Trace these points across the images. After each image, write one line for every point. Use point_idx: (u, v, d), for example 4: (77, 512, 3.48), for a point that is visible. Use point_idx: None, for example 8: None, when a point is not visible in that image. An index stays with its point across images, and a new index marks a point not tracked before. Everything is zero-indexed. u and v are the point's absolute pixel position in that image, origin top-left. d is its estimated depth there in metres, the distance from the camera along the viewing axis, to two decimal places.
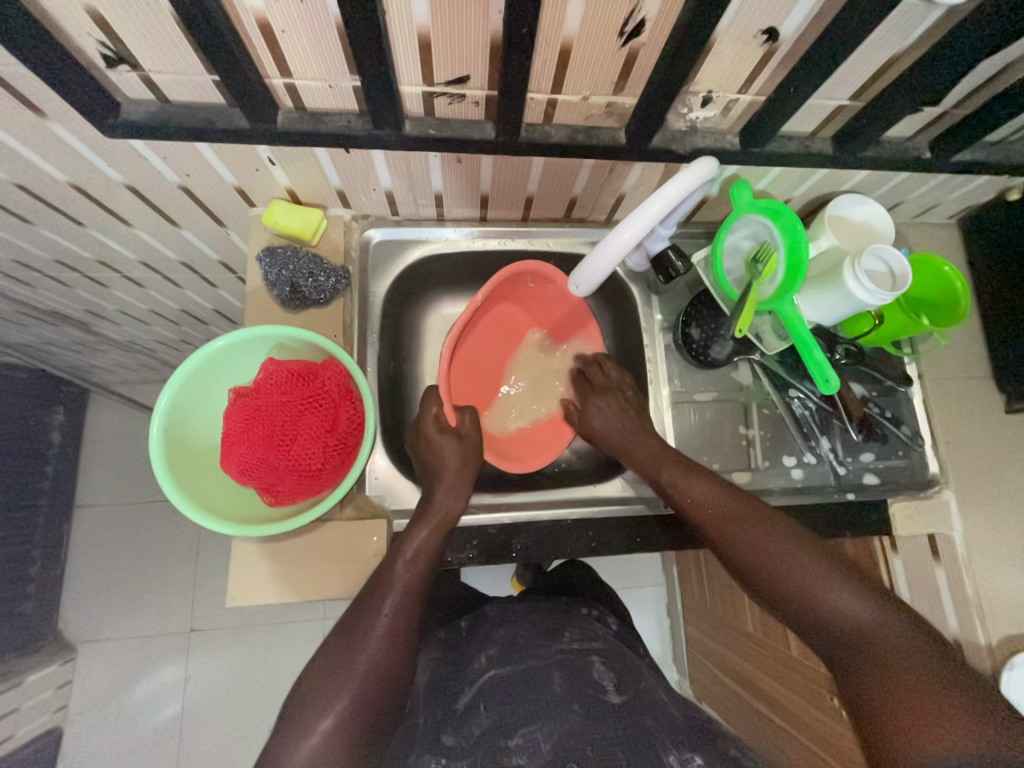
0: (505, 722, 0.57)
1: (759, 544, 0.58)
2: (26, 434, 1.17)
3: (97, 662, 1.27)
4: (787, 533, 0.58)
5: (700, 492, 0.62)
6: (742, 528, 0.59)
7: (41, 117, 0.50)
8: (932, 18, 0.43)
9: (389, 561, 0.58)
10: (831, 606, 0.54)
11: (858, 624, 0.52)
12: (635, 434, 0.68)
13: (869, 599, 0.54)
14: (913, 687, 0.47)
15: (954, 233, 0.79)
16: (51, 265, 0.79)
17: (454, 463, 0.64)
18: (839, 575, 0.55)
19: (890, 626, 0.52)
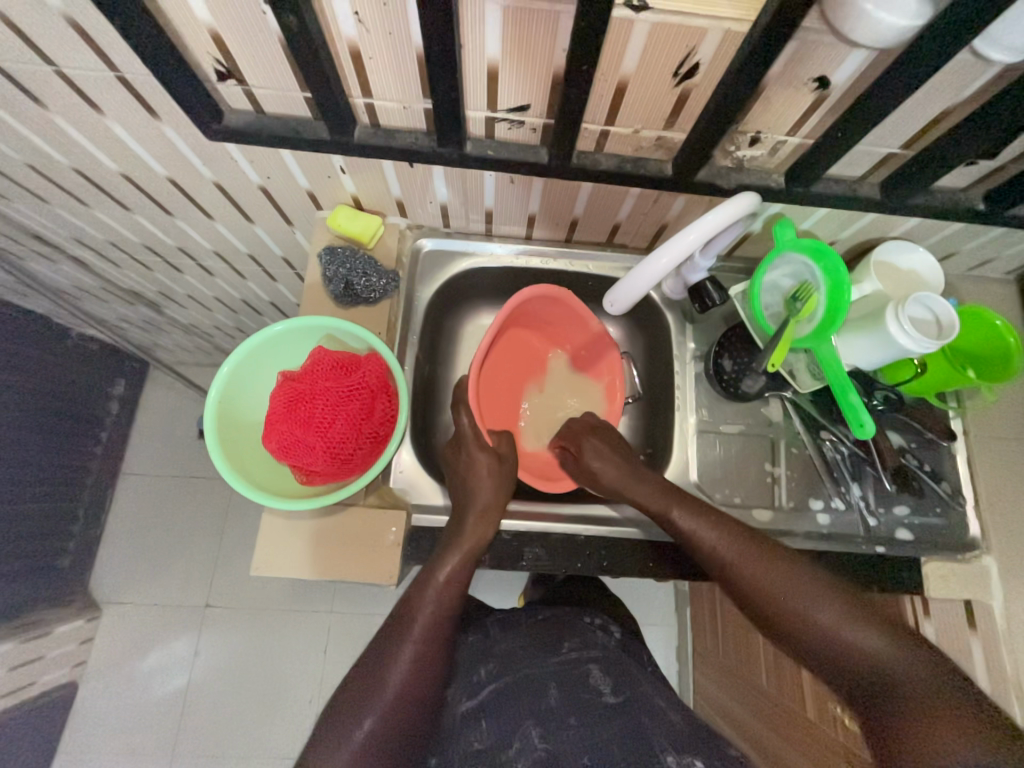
0: (506, 734, 0.58)
1: (779, 590, 0.54)
2: (90, 400, 1.28)
3: (119, 623, 1.34)
4: (793, 576, 0.54)
5: (712, 532, 0.59)
6: (755, 575, 0.56)
7: (155, 119, 0.57)
8: (986, 76, 0.44)
9: (421, 586, 0.59)
10: (852, 647, 0.50)
11: (881, 669, 0.49)
12: (634, 475, 0.66)
13: (901, 648, 0.49)
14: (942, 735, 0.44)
15: (1011, 290, 0.76)
16: (138, 247, 0.88)
17: (471, 535, 0.62)
18: (863, 618, 0.51)
19: (919, 667, 0.48)
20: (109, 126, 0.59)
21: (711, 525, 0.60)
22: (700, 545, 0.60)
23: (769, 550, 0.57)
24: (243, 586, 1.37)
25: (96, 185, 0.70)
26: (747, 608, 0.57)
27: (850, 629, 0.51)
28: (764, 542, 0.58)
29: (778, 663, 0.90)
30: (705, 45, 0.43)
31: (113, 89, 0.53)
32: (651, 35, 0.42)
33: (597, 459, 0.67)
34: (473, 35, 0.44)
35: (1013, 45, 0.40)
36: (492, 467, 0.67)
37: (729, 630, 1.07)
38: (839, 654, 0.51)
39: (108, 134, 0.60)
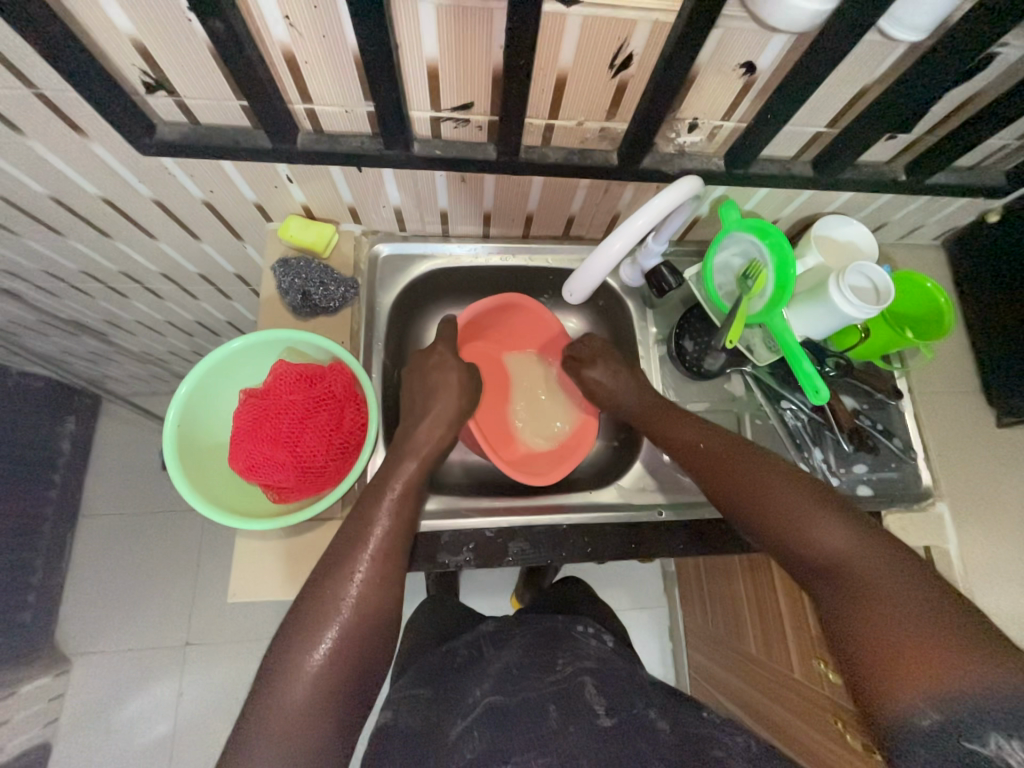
0: (498, 751, 0.56)
1: (739, 480, 0.59)
2: (38, 441, 1.20)
3: (91, 675, 1.26)
4: (777, 482, 0.57)
5: (697, 441, 0.65)
6: (735, 481, 0.59)
7: (83, 138, 0.55)
8: (895, 55, 0.47)
9: (371, 502, 0.59)
10: (815, 543, 0.52)
11: (854, 571, 0.49)
12: (637, 395, 0.72)
13: (865, 541, 0.51)
14: (912, 632, 0.44)
15: (939, 254, 0.82)
16: (77, 275, 0.83)
17: (427, 441, 0.64)
18: (826, 511, 0.53)
19: (897, 573, 0.48)
20: (32, 148, 0.56)
21: (695, 434, 0.65)
22: (682, 448, 0.66)
23: (749, 458, 0.60)
24: (223, 619, 1.31)
25: (23, 211, 0.66)
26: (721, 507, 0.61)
27: (832, 536, 0.51)
28: (743, 452, 0.61)
29: (765, 631, 0.94)
30: (636, 36, 0.45)
31: (33, 109, 0.50)
32: (583, 28, 0.43)
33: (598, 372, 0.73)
34: (409, 34, 0.44)
35: (913, 25, 0.43)
36: (443, 382, 0.69)
37: (716, 604, 1.11)
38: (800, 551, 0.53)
39: (32, 157, 0.57)
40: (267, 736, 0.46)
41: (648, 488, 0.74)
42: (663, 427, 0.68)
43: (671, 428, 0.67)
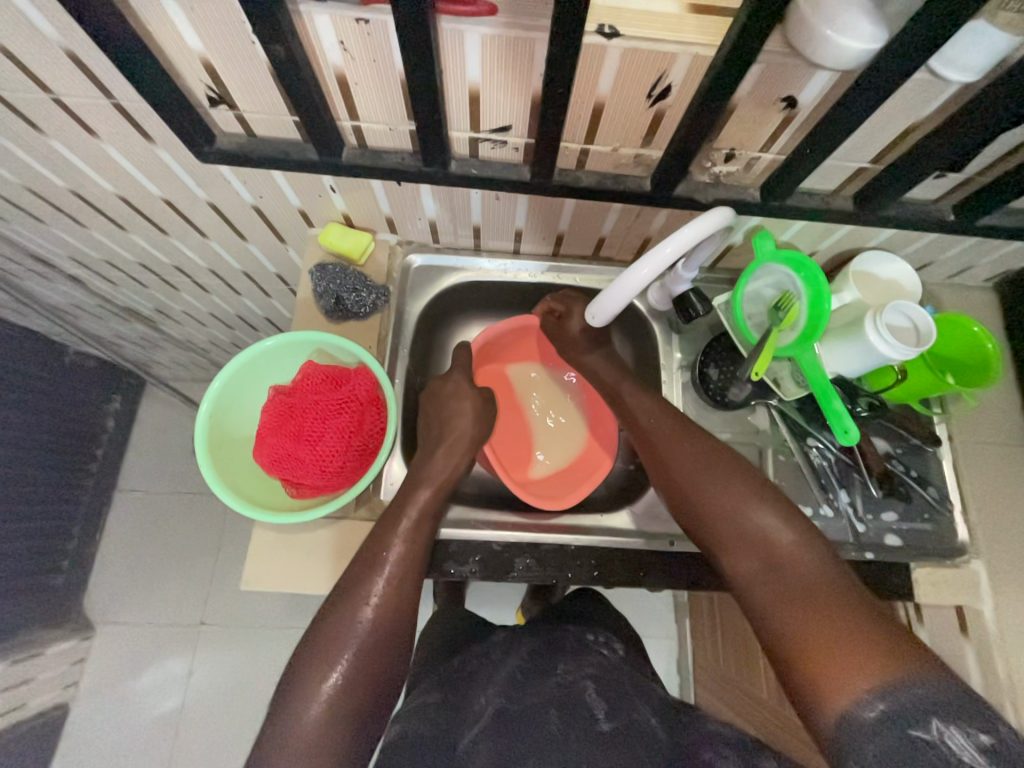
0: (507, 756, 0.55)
1: (690, 459, 0.63)
2: (84, 417, 1.28)
3: (111, 643, 1.32)
4: (723, 465, 0.63)
5: (654, 417, 0.67)
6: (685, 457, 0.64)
7: (150, 143, 0.59)
8: (945, 95, 0.46)
9: (386, 531, 0.59)
10: (756, 527, 0.57)
11: (781, 546, 0.56)
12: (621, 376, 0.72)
13: (801, 539, 0.56)
14: (826, 597, 0.51)
15: (990, 297, 0.78)
16: (133, 266, 0.89)
17: (442, 469, 0.65)
18: (768, 505, 0.59)
19: (808, 553, 0.55)
20: (104, 150, 0.61)
21: (653, 409, 0.68)
22: (642, 425, 0.68)
23: (695, 438, 0.65)
24: (237, 603, 1.36)
25: (93, 206, 0.72)
26: (665, 486, 0.64)
27: (762, 514, 0.58)
28: (691, 432, 0.66)
29: (779, 674, 0.90)
30: (676, 68, 0.45)
31: (109, 115, 0.55)
32: (623, 59, 0.44)
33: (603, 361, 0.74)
34: (454, 60, 0.46)
35: (966, 65, 0.42)
36: (460, 413, 0.70)
37: (728, 641, 1.07)
38: (743, 535, 0.57)
39: (104, 158, 0.62)
40: (286, 754, 0.48)
41: (662, 516, 0.73)
42: (624, 403, 0.70)
43: (632, 397, 0.70)
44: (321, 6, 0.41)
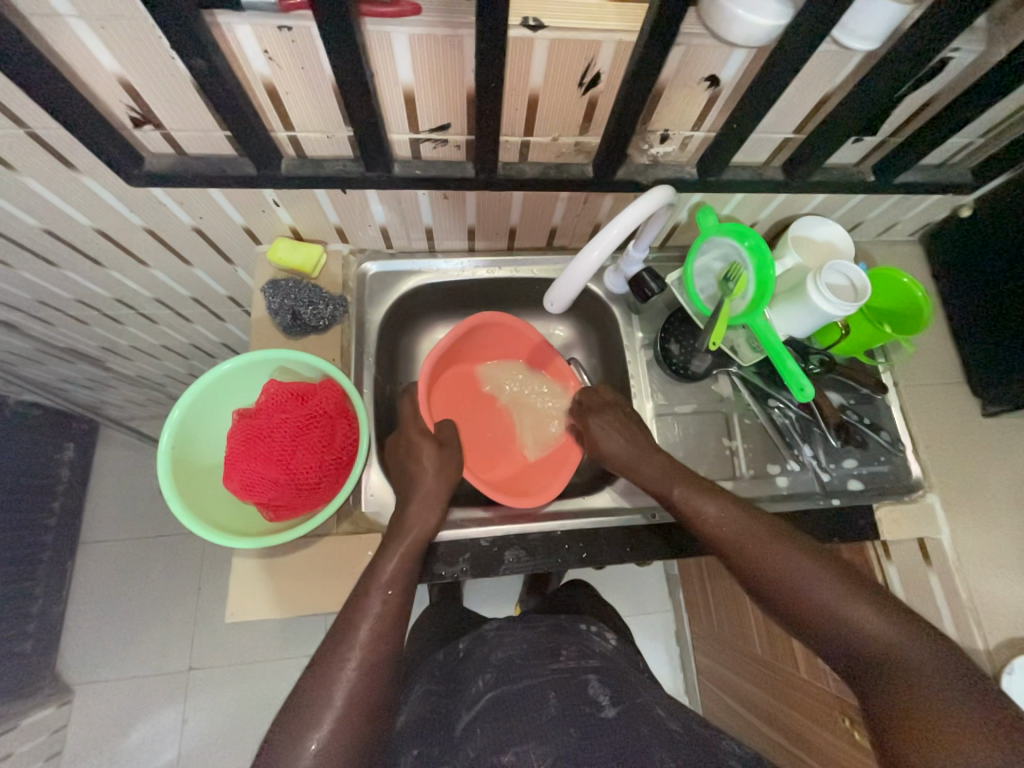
0: (498, 739, 0.58)
1: (762, 552, 0.57)
2: (35, 470, 1.21)
3: (94, 704, 1.25)
4: (801, 547, 0.57)
5: (714, 507, 0.62)
6: (756, 550, 0.58)
7: (73, 171, 0.56)
8: (851, 63, 0.49)
9: (364, 589, 0.58)
10: (850, 621, 0.52)
11: (873, 639, 0.50)
12: (643, 453, 0.69)
13: (906, 632, 0.50)
14: (931, 705, 0.46)
15: (916, 249, 0.84)
16: (71, 303, 0.85)
17: (415, 522, 0.62)
18: (857, 591, 0.53)
19: (905, 638, 0.50)
20: (23, 183, 0.57)
21: (704, 499, 0.63)
22: (700, 519, 0.62)
23: (762, 524, 0.59)
24: (226, 641, 1.31)
25: (17, 244, 0.68)
26: (741, 578, 0.59)
27: (852, 606, 0.52)
28: (754, 517, 0.60)
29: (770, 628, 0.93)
30: (602, 55, 0.46)
31: (23, 145, 0.52)
32: (551, 50, 0.45)
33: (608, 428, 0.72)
34: (384, 63, 0.46)
35: (865, 33, 0.45)
36: (428, 460, 0.67)
37: (720, 603, 1.10)
38: (836, 632, 0.52)
39: (25, 191, 0.59)
40: None
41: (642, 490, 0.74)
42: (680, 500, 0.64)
43: (683, 490, 0.64)
44: (241, 16, 0.40)
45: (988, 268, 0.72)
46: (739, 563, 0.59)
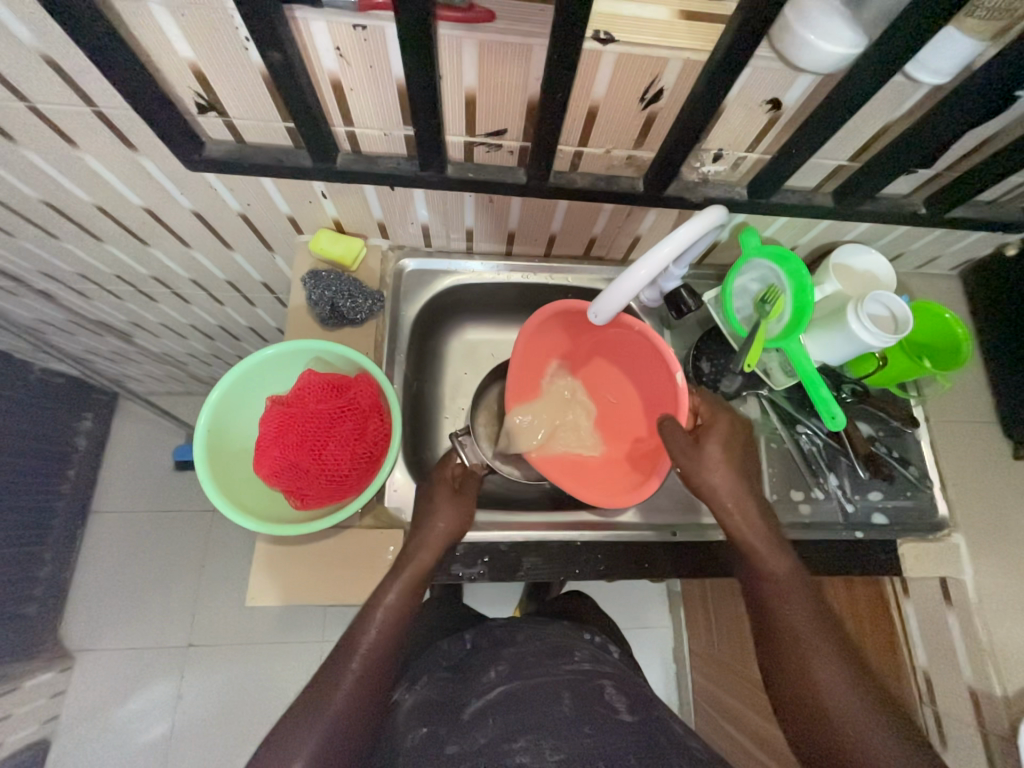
0: (510, 728, 0.56)
1: (808, 642, 0.54)
2: (56, 437, 1.23)
3: (92, 672, 1.27)
4: (853, 663, 0.52)
5: (785, 581, 0.58)
6: (806, 640, 0.54)
7: (132, 150, 0.57)
8: (917, 96, 0.49)
9: (363, 617, 0.58)
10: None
11: None
12: (741, 490, 0.62)
13: None
14: None
15: (956, 285, 0.83)
16: (109, 278, 0.86)
17: (414, 561, 0.61)
18: (898, 729, 0.49)
19: None
20: (83, 159, 0.58)
21: (778, 568, 0.59)
22: (764, 585, 0.59)
23: (831, 624, 0.55)
24: (226, 621, 1.32)
25: (67, 217, 0.69)
26: (769, 655, 0.56)
27: (886, 743, 0.48)
28: (826, 611, 0.56)
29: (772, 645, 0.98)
30: (668, 73, 0.46)
31: (88, 123, 0.53)
32: (618, 63, 0.45)
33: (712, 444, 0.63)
34: (450, 66, 0.46)
35: (937, 68, 0.45)
36: (443, 499, 0.66)
37: (722, 625, 1.09)
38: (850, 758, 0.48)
39: (82, 167, 0.60)
40: None
41: (663, 507, 0.74)
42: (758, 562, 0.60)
43: (763, 551, 0.60)
44: (318, 13, 0.41)
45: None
46: (777, 643, 0.55)
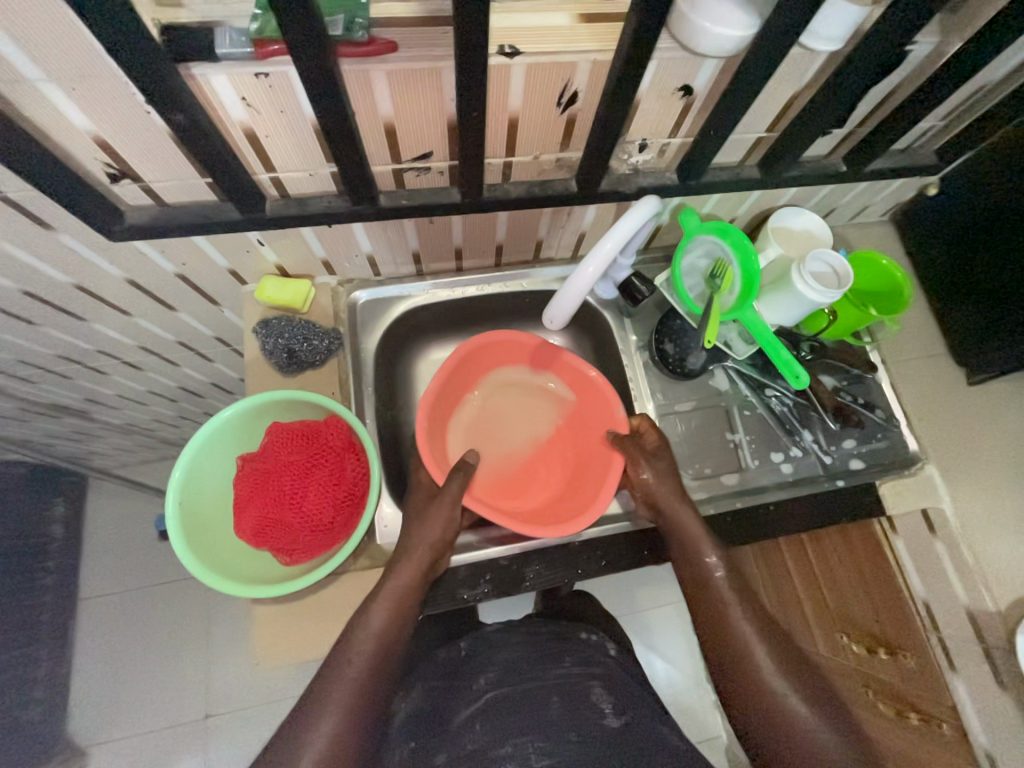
0: (499, 735, 0.60)
1: (733, 613, 0.58)
2: (27, 531, 1.17)
3: (110, 765, 1.21)
4: (770, 626, 0.57)
5: (715, 558, 0.62)
6: (729, 610, 0.58)
7: (50, 230, 0.55)
8: (818, 63, 0.51)
9: (349, 640, 0.55)
10: (793, 720, 0.52)
11: (807, 730, 0.51)
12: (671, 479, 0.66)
13: (843, 737, 0.51)
14: None
15: (889, 229, 0.86)
16: (53, 360, 0.82)
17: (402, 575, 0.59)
18: (806, 683, 0.54)
19: (840, 745, 0.50)
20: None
21: (705, 545, 0.62)
22: (694, 564, 0.62)
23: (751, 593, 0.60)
24: (241, 684, 1.28)
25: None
26: (698, 627, 0.60)
27: (796, 692, 0.53)
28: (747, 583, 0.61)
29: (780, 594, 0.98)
30: (579, 75, 0.47)
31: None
32: (528, 74, 0.46)
33: (659, 465, 0.66)
34: (363, 100, 0.46)
35: (830, 36, 0.46)
36: (423, 506, 0.63)
37: None
38: (770, 711, 0.53)
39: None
40: None
41: None
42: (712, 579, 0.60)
43: (693, 531, 0.63)
44: (216, 66, 0.40)
45: (999, 235, 0.69)
46: (706, 616, 0.59)
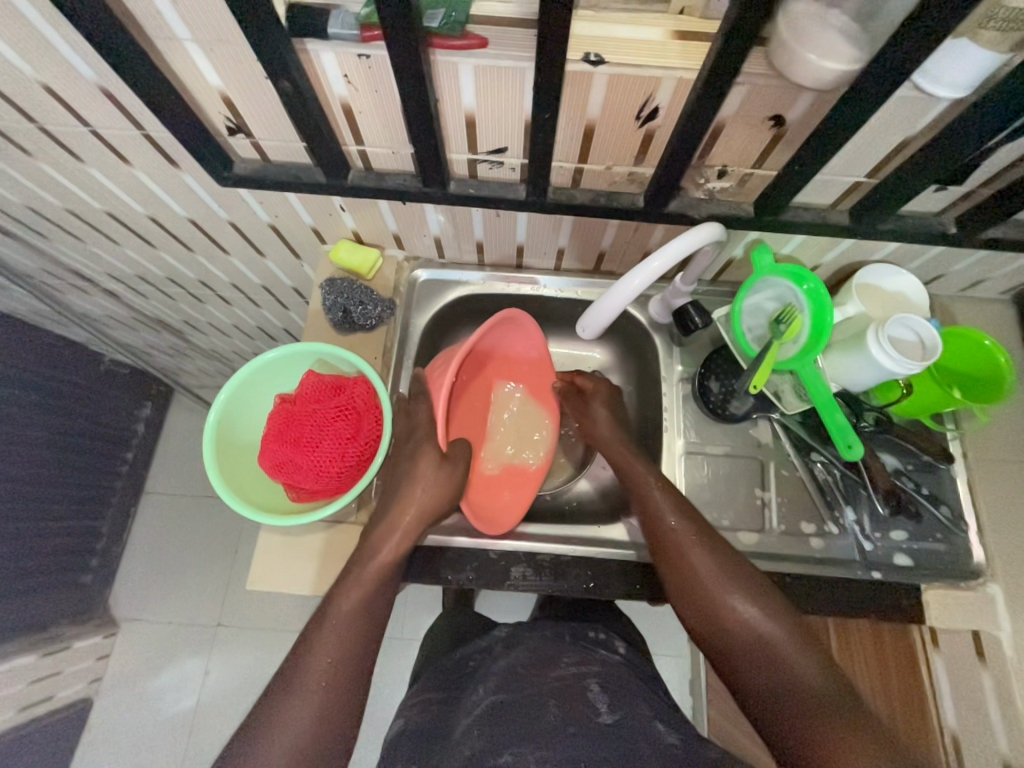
0: (496, 741, 0.54)
1: (687, 547, 0.60)
2: (117, 421, 1.36)
3: (133, 641, 1.38)
4: (723, 553, 0.60)
5: (664, 500, 0.63)
6: (682, 544, 0.60)
7: (176, 168, 0.64)
8: (936, 110, 0.46)
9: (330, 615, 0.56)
10: (754, 631, 0.54)
11: (768, 640, 0.54)
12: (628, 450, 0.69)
13: (801, 647, 0.53)
14: (802, 698, 0.50)
15: (1007, 311, 0.76)
16: (163, 280, 0.95)
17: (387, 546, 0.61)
18: (763, 597, 0.56)
19: (800, 651, 0.52)
20: (135, 175, 0.66)
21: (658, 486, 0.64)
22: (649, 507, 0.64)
23: (704, 529, 0.61)
24: (252, 606, 1.39)
25: (125, 226, 0.78)
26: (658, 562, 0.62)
27: (753, 608, 0.56)
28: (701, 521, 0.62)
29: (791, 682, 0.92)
30: (661, 92, 0.47)
31: (139, 145, 0.60)
32: (610, 85, 0.46)
33: (594, 415, 0.73)
34: (449, 90, 0.49)
35: (953, 81, 0.42)
36: (423, 472, 0.65)
37: None
38: (729, 629, 0.55)
39: (135, 182, 0.67)
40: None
41: None
42: (692, 568, 0.59)
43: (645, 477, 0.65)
44: (327, 45, 0.44)
45: None
46: (662, 553, 0.62)
